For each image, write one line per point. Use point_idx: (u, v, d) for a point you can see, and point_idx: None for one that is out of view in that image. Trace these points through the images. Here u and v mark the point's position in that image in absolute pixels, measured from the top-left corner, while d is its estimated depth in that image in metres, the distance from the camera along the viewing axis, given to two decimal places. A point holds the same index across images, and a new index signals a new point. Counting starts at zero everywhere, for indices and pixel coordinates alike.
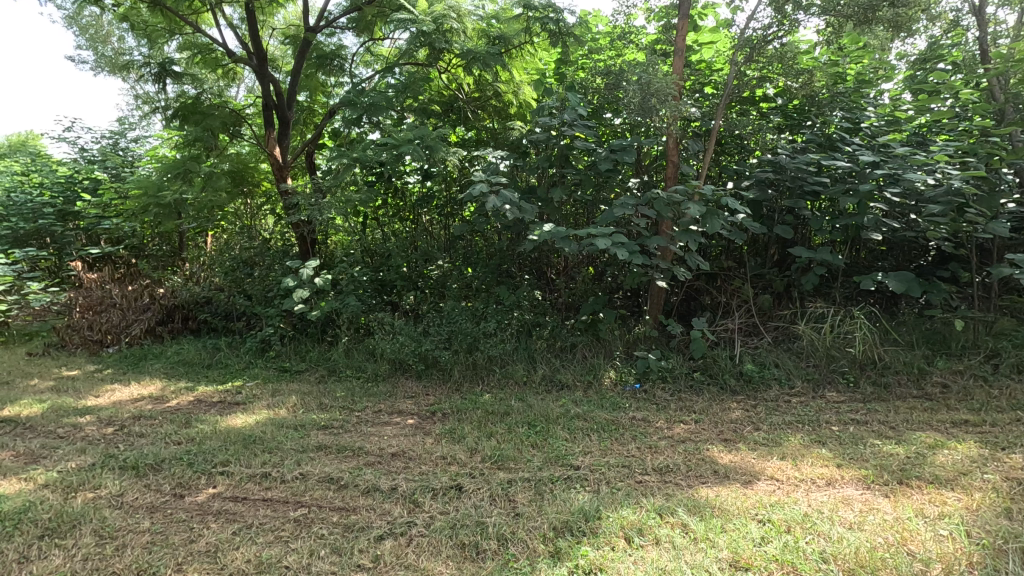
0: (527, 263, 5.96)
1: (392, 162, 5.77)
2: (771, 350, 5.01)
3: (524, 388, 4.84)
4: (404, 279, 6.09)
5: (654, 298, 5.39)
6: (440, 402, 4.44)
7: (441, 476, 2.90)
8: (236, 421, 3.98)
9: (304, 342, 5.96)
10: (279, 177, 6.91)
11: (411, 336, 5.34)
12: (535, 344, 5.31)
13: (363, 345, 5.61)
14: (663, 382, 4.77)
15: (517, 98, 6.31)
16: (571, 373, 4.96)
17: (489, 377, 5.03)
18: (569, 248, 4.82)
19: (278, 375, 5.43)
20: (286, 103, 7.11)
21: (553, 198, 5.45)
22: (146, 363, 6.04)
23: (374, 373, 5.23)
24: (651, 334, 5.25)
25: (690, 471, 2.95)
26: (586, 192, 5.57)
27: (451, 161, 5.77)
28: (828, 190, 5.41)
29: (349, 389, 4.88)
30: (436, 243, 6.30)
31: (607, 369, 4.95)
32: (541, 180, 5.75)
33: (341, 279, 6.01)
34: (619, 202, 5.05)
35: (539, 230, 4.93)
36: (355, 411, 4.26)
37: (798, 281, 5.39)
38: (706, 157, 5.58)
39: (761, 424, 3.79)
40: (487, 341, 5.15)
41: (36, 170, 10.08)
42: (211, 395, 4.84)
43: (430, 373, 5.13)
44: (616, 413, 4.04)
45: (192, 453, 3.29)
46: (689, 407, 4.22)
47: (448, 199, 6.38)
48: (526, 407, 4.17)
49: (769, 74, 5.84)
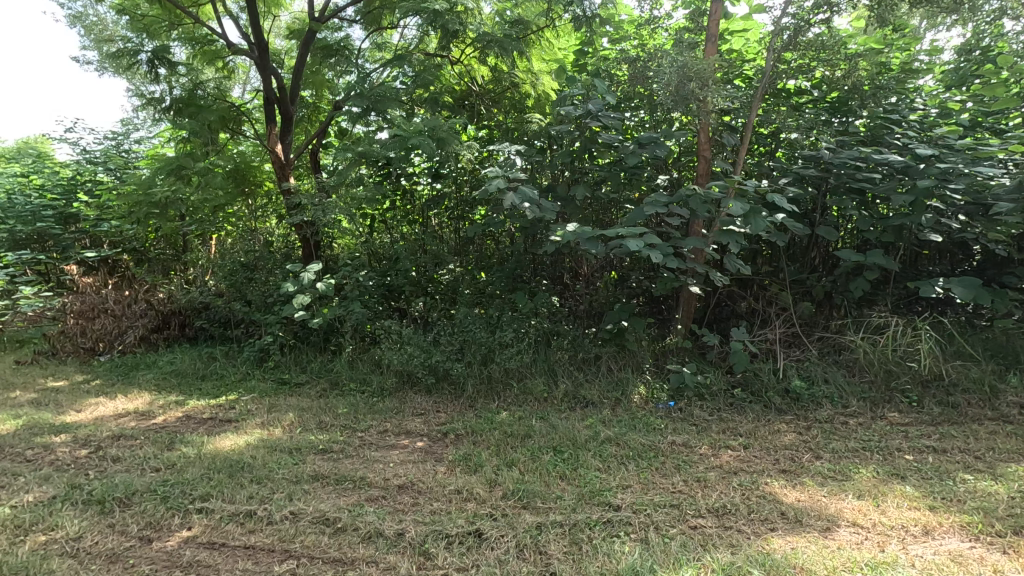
0: (544, 267, 5.54)
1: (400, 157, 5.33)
2: (818, 364, 4.53)
3: (545, 405, 4.37)
4: (412, 283, 5.66)
5: (684, 305, 4.95)
6: (452, 421, 3.99)
7: (456, 518, 2.45)
8: (225, 443, 3.55)
9: (305, 352, 5.53)
10: (281, 174, 6.55)
11: (421, 346, 4.90)
12: (556, 355, 4.85)
13: (369, 356, 5.18)
14: (700, 400, 4.29)
15: (535, 88, 5.85)
16: (597, 388, 4.50)
17: (506, 393, 4.58)
18: (596, 251, 4.35)
19: (276, 388, 5.01)
20: (289, 97, 6.69)
21: (575, 196, 5.01)
22: (136, 373, 5.64)
23: (380, 387, 4.79)
24: (684, 346, 4.77)
25: (753, 513, 2.48)
26: (611, 190, 5.10)
27: (465, 155, 5.39)
28: (878, 187, 4.94)
29: (352, 405, 4.44)
30: (447, 246, 5.85)
31: (636, 384, 4.48)
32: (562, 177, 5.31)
33: (345, 284, 5.60)
34: (647, 200, 4.60)
35: (561, 231, 4.46)
36: (359, 432, 3.82)
37: (845, 288, 4.90)
38: (741, 152, 5.11)
39: (822, 451, 3.30)
40: (503, 352, 4.70)
41: (37, 171, 9.77)
42: (202, 411, 4.41)
43: (441, 387, 4.69)
44: (652, 436, 3.57)
45: (169, 484, 2.86)
46: (733, 430, 3.74)
47: (460, 201, 5.88)
48: (550, 428, 3.71)
49: (808, 63, 5.39)
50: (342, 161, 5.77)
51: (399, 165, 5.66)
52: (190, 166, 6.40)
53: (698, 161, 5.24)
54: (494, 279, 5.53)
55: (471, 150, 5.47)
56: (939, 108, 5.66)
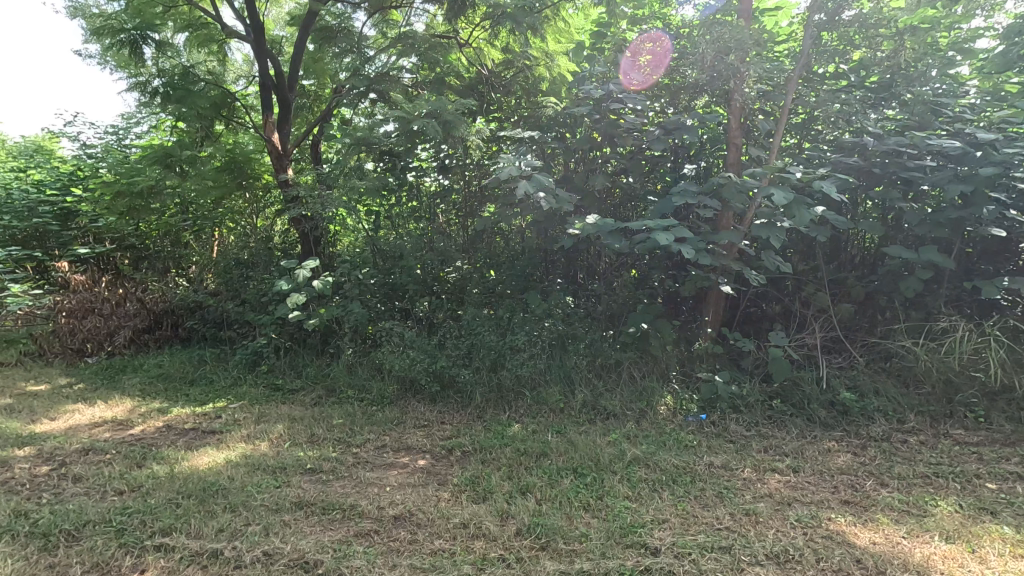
0: (558, 265, 5.20)
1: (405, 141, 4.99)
2: (865, 373, 4.07)
3: (561, 417, 3.94)
4: (417, 282, 5.19)
5: (711, 307, 4.54)
6: (459, 436, 3.59)
7: (462, 565, 2.03)
8: (202, 459, 3.16)
9: (301, 356, 5.10)
10: (278, 166, 6.15)
11: (425, 350, 4.48)
12: (573, 361, 4.43)
13: (369, 360, 4.77)
14: (735, 413, 3.84)
15: (550, 70, 5.43)
16: (618, 399, 4.07)
17: (518, 402, 4.15)
18: (619, 244, 3.93)
19: (268, 396, 4.62)
20: (287, 84, 6.28)
21: (594, 186, 4.58)
22: (121, 377, 5.27)
23: (380, 395, 4.38)
24: (715, 352, 4.33)
25: (822, 561, 2.05)
26: (632, 180, 4.72)
27: (473, 140, 5.02)
28: (929, 176, 4.46)
29: (349, 415, 4.04)
30: (454, 243, 5.44)
31: (663, 395, 4.04)
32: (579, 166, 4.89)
33: (344, 282, 5.19)
34: (675, 190, 4.18)
35: (580, 224, 4.02)
36: (354, 447, 3.42)
37: (893, 289, 4.43)
38: (777, 140, 4.63)
39: (887, 477, 2.85)
40: (514, 358, 4.29)
41: (36, 166, 9.44)
42: (185, 420, 4.03)
43: (447, 396, 4.28)
44: (687, 456, 3.13)
45: (128, 512, 2.46)
46: (777, 449, 3.30)
47: (469, 196, 5.52)
48: (568, 445, 3.29)
49: (850, 42, 4.90)
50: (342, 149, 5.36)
51: (403, 154, 5.27)
52: (179, 155, 5.99)
53: (727, 149, 4.79)
54: (505, 277, 5.10)
55: (481, 135, 5.08)
56: (993, 91, 5.15)
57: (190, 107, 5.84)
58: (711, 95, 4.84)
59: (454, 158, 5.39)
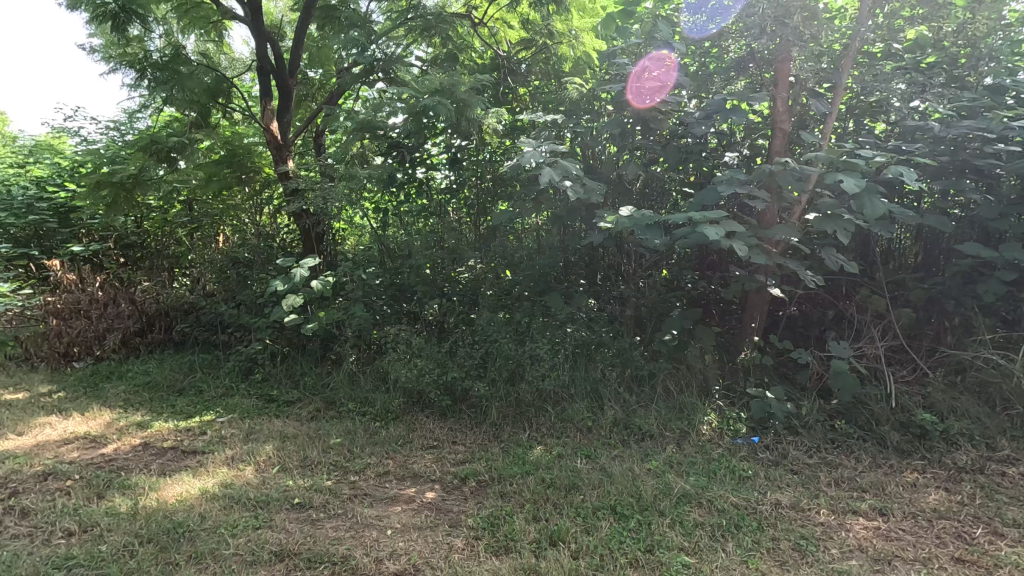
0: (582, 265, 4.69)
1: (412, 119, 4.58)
2: (940, 391, 3.55)
3: (590, 438, 3.45)
4: (426, 283, 4.72)
5: (755, 312, 4.01)
6: (473, 461, 3.12)
7: None
8: (173, 489, 2.72)
9: (299, 363, 4.63)
10: (278, 157, 5.66)
11: (434, 359, 4.00)
12: (600, 372, 3.93)
13: (373, 369, 4.31)
14: (792, 435, 3.33)
15: (574, 49, 4.95)
16: (654, 417, 3.58)
17: (539, 419, 3.67)
18: (658, 239, 3.37)
19: (262, 408, 4.17)
20: (288, 69, 5.78)
21: (625, 175, 4.07)
22: (105, 385, 4.86)
23: (384, 409, 3.91)
24: (762, 363, 3.81)
25: None
26: (667, 169, 4.20)
27: (489, 123, 4.54)
28: (1010, 165, 3.89)
29: (349, 433, 3.58)
30: (466, 241, 4.97)
31: (706, 413, 3.54)
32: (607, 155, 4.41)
33: (347, 283, 4.73)
34: (719, 179, 3.66)
35: (612, 216, 3.48)
36: (352, 473, 2.96)
37: (968, 293, 3.89)
38: (830, 122, 4.10)
39: (999, 525, 2.35)
40: (535, 369, 3.81)
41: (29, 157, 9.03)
42: (166, 437, 3.60)
43: (459, 411, 3.81)
44: (746, 492, 2.64)
45: (71, 566, 2.04)
46: (852, 482, 2.79)
47: (481, 191, 5.02)
48: (602, 476, 2.80)
49: (914, 15, 4.33)
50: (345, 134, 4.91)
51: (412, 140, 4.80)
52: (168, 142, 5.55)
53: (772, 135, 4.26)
54: (522, 278, 4.61)
55: (498, 117, 4.65)
56: None
57: (184, 92, 5.43)
58: (756, 74, 4.30)
59: (467, 150, 4.93)
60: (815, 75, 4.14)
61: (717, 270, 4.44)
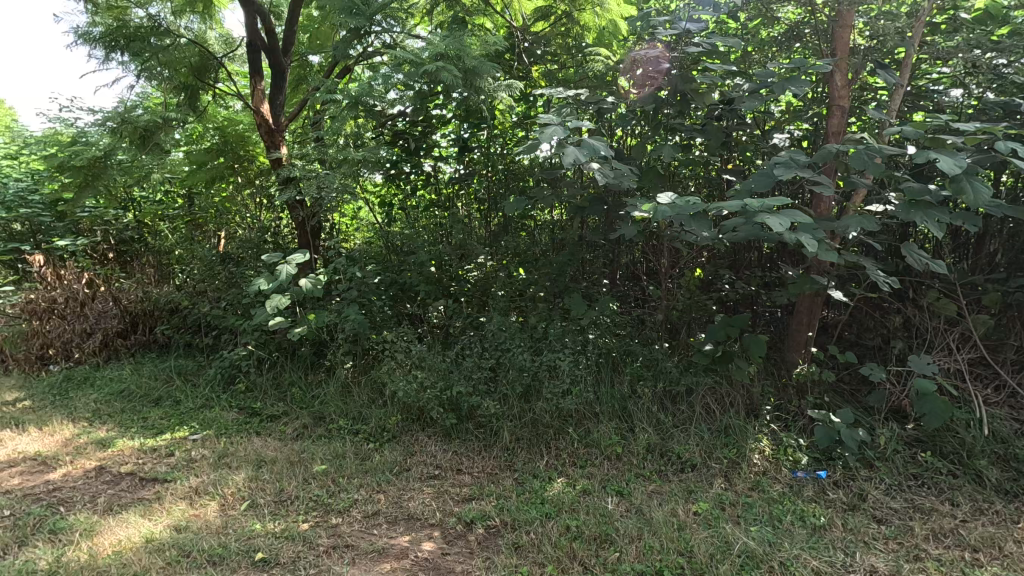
0: (607, 263, 4.16)
1: (418, 77, 4.09)
2: None
3: (619, 468, 2.92)
4: (429, 282, 4.20)
5: (803, 318, 3.43)
6: (480, 500, 2.59)
7: None
8: (113, 536, 2.23)
9: (287, 371, 4.13)
10: (271, 143, 5.18)
11: (437, 370, 3.47)
12: (629, 387, 3.38)
13: (368, 380, 3.79)
14: (864, 469, 2.77)
15: (599, 16, 4.35)
16: (695, 443, 3.03)
17: (559, 443, 3.13)
18: (706, 232, 2.85)
19: (243, 423, 3.66)
20: (283, 47, 5.28)
21: (661, 157, 3.49)
22: (75, 393, 4.37)
23: (379, 427, 3.40)
24: (820, 379, 3.24)
25: None
26: (710, 151, 3.61)
27: (501, 96, 4.09)
28: None
29: (337, 457, 3.06)
30: (474, 236, 4.46)
31: (758, 440, 2.98)
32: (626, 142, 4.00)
33: (341, 281, 4.21)
34: (775, 160, 3.09)
35: (648, 204, 2.90)
36: (334, 515, 2.45)
37: None
38: (898, 95, 3.49)
39: None
40: (554, 384, 3.26)
41: (12, 138, 8.47)
42: (127, 460, 3.11)
43: (465, 430, 3.28)
44: (824, 556, 2.10)
45: None
46: (954, 538, 2.24)
47: (493, 181, 4.56)
48: (640, 527, 2.27)
49: None
50: (336, 109, 4.36)
51: (420, 111, 4.58)
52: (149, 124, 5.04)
53: (828, 112, 3.71)
54: (538, 277, 4.05)
55: (511, 91, 4.17)
56: None
57: (163, 65, 4.87)
58: (810, 44, 3.79)
59: (480, 144, 4.60)
60: (892, 35, 3.46)
61: (764, 269, 3.87)
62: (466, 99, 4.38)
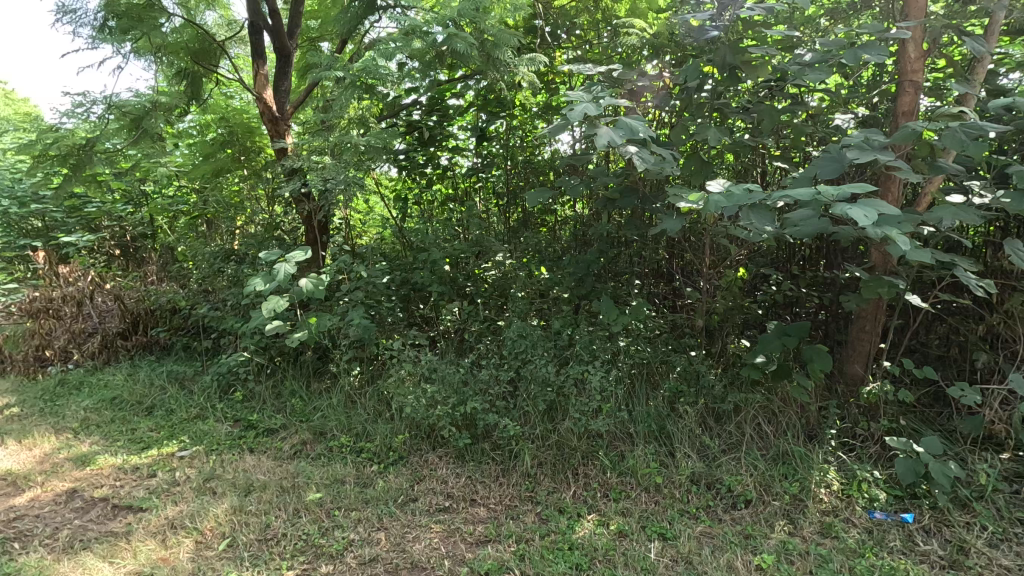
0: (639, 262, 3.74)
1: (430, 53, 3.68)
2: None
3: (659, 502, 2.50)
4: (443, 283, 3.82)
5: (867, 326, 2.96)
6: (497, 545, 2.20)
7: None
8: None
9: (288, 379, 3.79)
10: (274, 132, 4.83)
11: (449, 383, 3.08)
12: (667, 406, 2.95)
13: (375, 391, 3.43)
14: (956, 511, 2.31)
15: None
16: (747, 473, 2.60)
17: (589, 469, 2.73)
18: (767, 227, 2.39)
19: (237, 438, 3.32)
20: (289, 29, 4.91)
21: (705, 139, 3.04)
22: (65, 400, 4.08)
23: (385, 446, 3.02)
24: (894, 398, 2.76)
25: None
26: (761, 133, 3.14)
27: (522, 73, 3.69)
28: None
29: (336, 483, 2.69)
30: (493, 233, 4.17)
31: (823, 472, 2.53)
32: (659, 129, 3.65)
33: (347, 281, 3.85)
34: (846, 142, 2.62)
35: (696, 194, 2.45)
36: (324, 565, 2.08)
37: None
38: (984, 65, 2.96)
39: None
40: (583, 401, 2.85)
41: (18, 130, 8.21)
42: (104, 482, 2.79)
43: (480, 451, 2.90)
44: None
45: None
46: None
47: (514, 173, 4.19)
48: None
49: None
50: (339, 89, 3.95)
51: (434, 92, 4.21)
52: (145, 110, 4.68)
53: (896, 88, 3.21)
54: (562, 277, 3.62)
55: (533, 66, 3.75)
56: None
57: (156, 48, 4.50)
58: (878, 11, 3.30)
59: (498, 132, 4.25)
60: None
61: (818, 271, 3.42)
62: (485, 79, 3.99)
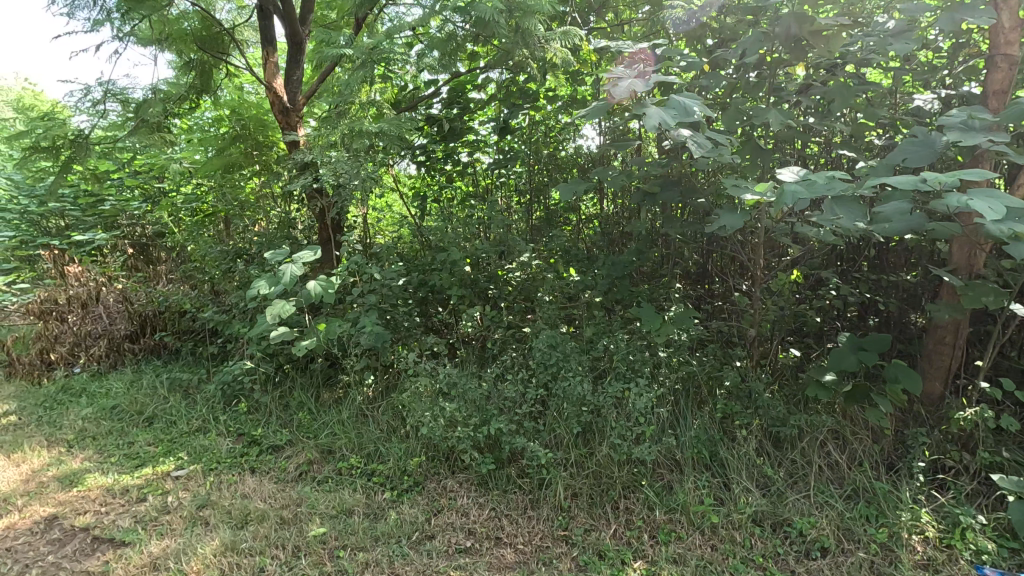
0: (681, 265, 3.36)
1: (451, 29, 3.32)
2: None
3: (718, 547, 2.13)
4: (464, 286, 3.48)
5: (949, 338, 2.54)
6: None
7: None
8: None
9: (295, 390, 3.49)
10: (285, 124, 4.54)
11: (470, 399, 2.74)
12: (719, 430, 2.57)
13: (389, 405, 3.11)
14: None
15: None
16: (819, 514, 2.22)
17: (632, 503, 2.37)
18: (855, 223, 1.98)
19: (238, 456, 3.03)
20: (300, 15, 4.62)
21: (765, 123, 2.63)
22: (64, 409, 3.85)
23: (398, 469, 2.70)
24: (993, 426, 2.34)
25: None
26: (829, 114, 2.72)
27: (551, 51, 3.31)
28: None
29: (341, 513, 2.38)
30: (519, 231, 3.82)
31: (913, 515, 2.14)
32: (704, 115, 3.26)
33: (359, 284, 3.53)
34: (942, 123, 2.21)
35: (764, 183, 2.05)
36: None
37: None
38: None
39: None
40: (623, 424, 2.48)
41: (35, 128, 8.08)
42: (88, 506, 2.52)
43: (505, 478, 2.55)
44: None
45: None
46: None
47: (541, 167, 3.84)
48: None
49: None
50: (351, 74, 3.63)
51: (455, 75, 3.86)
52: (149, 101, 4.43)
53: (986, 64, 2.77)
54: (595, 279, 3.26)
55: (566, 41, 3.36)
56: None
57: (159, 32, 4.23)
58: None
59: (523, 122, 3.89)
60: None
61: (889, 274, 2.99)
62: (510, 61, 3.62)
